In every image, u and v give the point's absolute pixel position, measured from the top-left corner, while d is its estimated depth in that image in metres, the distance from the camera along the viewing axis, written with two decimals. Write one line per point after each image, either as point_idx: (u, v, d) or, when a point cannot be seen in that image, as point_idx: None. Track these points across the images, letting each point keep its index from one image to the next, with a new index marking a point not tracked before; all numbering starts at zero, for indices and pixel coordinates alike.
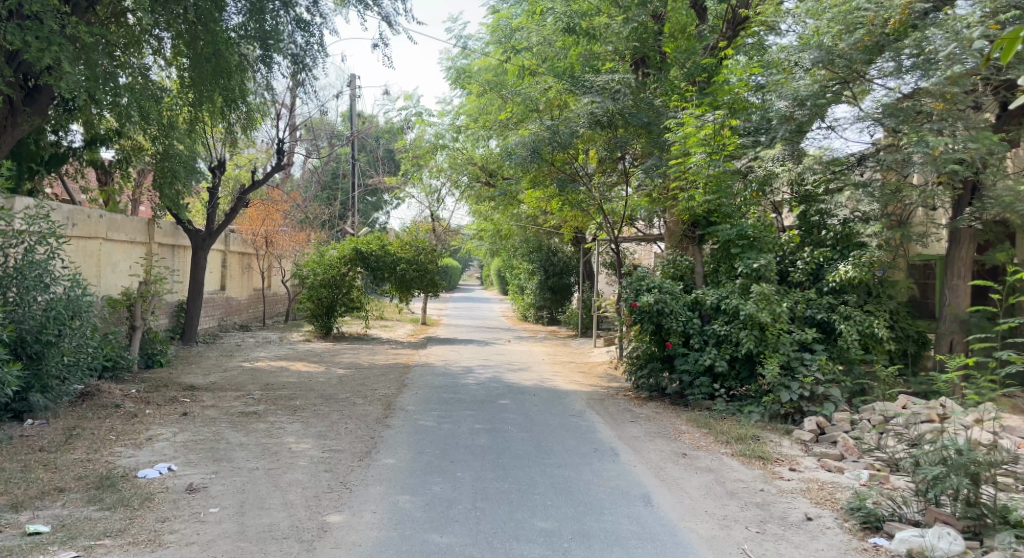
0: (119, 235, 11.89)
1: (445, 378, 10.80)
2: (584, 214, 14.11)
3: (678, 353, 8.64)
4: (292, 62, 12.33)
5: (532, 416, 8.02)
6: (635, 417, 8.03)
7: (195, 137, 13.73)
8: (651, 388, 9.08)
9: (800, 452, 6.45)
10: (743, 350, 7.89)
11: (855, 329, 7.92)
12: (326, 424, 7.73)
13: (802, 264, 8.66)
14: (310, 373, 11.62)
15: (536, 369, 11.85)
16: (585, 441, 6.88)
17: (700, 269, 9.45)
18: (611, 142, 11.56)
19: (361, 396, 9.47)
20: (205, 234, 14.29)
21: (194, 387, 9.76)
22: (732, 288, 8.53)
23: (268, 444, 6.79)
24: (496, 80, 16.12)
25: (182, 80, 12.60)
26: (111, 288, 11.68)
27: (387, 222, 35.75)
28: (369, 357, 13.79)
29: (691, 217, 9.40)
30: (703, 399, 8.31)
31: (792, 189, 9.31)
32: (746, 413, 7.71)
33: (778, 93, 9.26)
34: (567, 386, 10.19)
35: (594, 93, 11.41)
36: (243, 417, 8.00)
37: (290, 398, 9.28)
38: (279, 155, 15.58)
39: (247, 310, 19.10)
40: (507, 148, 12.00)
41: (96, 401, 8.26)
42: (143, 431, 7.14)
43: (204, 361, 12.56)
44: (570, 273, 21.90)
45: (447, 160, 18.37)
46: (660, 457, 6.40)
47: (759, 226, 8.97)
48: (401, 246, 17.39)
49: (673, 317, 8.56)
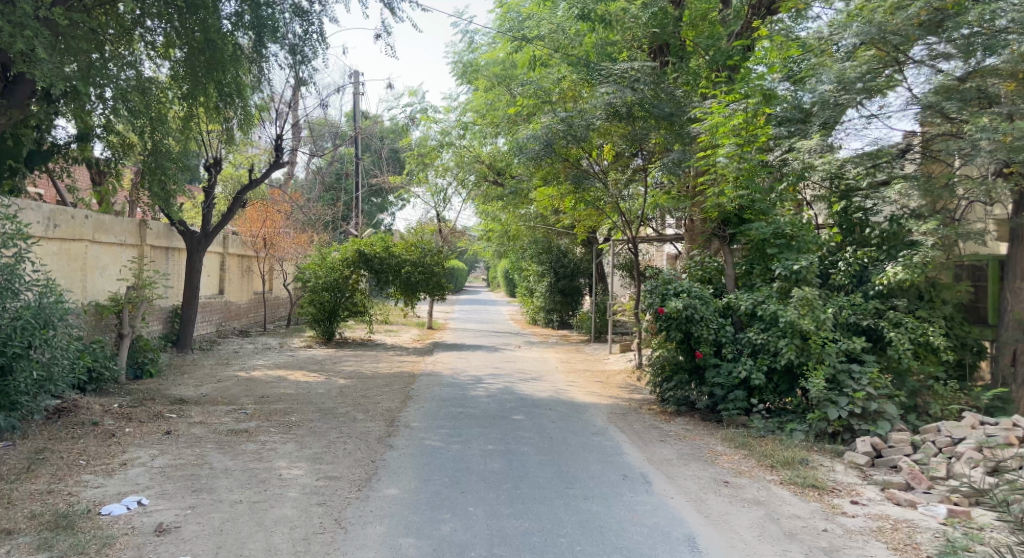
0: (107, 236, 11.24)
1: (453, 389, 10.05)
2: (599, 213, 13.38)
3: (709, 364, 7.84)
4: (290, 52, 11.66)
5: (550, 434, 7.26)
6: (664, 436, 7.27)
7: (190, 134, 13.07)
8: (680, 402, 8.27)
9: (858, 480, 5.68)
10: (783, 361, 7.13)
11: (907, 337, 7.15)
12: (322, 445, 6.99)
13: (844, 265, 7.95)
14: (309, 383, 10.89)
15: (550, 379, 11.09)
16: (612, 466, 6.13)
17: (730, 271, 8.62)
18: (630, 136, 10.77)
19: (362, 410, 8.73)
20: (201, 235, 13.61)
21: (183, 401, 9.04)
22: (768, 292, 7.80)
23: (256, 470, 6.05)
24: (505, 73, 15.38)
25: (176, 74, 11.91)
26: (99, 294, 11.01)
27: (390, 224, 34.98)
28: (372, 365, 13.05)
29: (720, 215, 8.77)
30: (738, 414, 7.52)
31: (831, 184, 8.46)
32: (788, 431, 6.92)
33: (820, 77, 8.52)
34: (584, 398, 9.41)
35: (612, 83, 10.68)
36: (230, 437, 7.26)
37: (286, 413, 8.55)
38: (278, 153, 14.86)
39: (247, 314, 18.43)
40: (518, 142, 11.33)
41: (72, 417, 7.55)
42: (118, 454, 6.42)
43: (197, 370, 11.86)
44: (581, 274, 21.04)
45: (454, 158, 17.72)
46: (698, 485, 5.64)
47: (798, 223, 8.25)
48: (406, 247, 16.57)
49: (703, 325, 7.84)
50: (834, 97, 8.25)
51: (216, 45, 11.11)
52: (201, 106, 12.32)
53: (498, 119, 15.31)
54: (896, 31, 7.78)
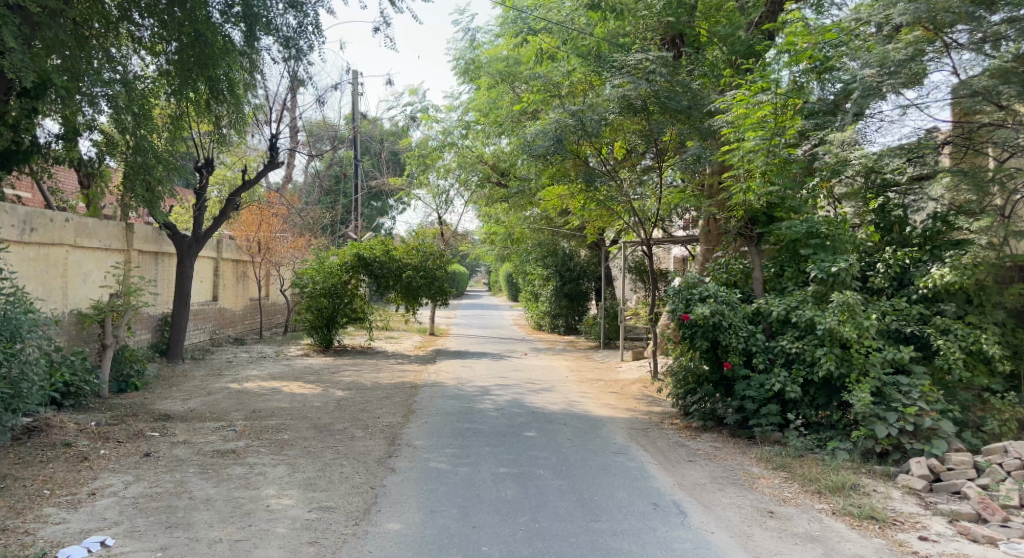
0: (90, 241, 10.64)
1: (458, 402, 9.39)
2: (609, 213, 12.76)
3: (738, 375, 7.19)
4: (283, 46, 11.17)
5: (567, 454, 6.62)
6: (692, 456, 6.63)
7: (182, 134, 12.48)
8: (706, 416, 7.61)
9: (920, 509, 5.05)
10: (823, 372, 6.48)
11: (958, 345, 6.50)
12: (316, 469, 6.34)
13: (883, 267, 7.27)
14: (305, 396, 10.23)
15: (562, 389, 10.43)
16: (639, 494, 5.49)
17: (759, 274, 8.03)
18: (645, 130, 10.21)
19: (360, 427, 8.07)
20: (192, 239, 12.98)
21: (168, 417, 8.39)
22: (802, 297, 7.18)
23: (242, 500, 5.40)
24: (508, 69, 14.65)
25: (164, 70, 11.29)
26: (81, 302, 10.38)
27: (391, 228, 34.34)
28: (372, 375, 12.39)
29: (748, 214, 8.26)
30: (772, 431, 6.86)
31: (867, 179, 7.77)
32: (831, 450, 6.26)
33: (862, 61, 7.85)
34: (600, 411, 8.74)
35: (625, 74, 10.10)
36: (215, 459, 6.60)
37: (278, 430, 7.90)
38: (273, 153, 14.19)
39: (242, 321, 17.78)
40: (525, 139, 10.72)
41: (43, 437, 6.91)
42: (88, 483, 5.77)
43: (187, 382, 11.20)
44: (586, 277, 20.48)
45: (456, 158, 17.14)
46: (740, 517, 5.00)
47: (834, 221, 7.57)
48: (407, 251, 15.94)
49: (732, 333, 7.18)
50: (874, 82, 7.57)
51: (207, 38, 10.53)
52: (192, 103, 11.72)
53: (503, 118, 14.74)
54: (947, 8, 7.19)
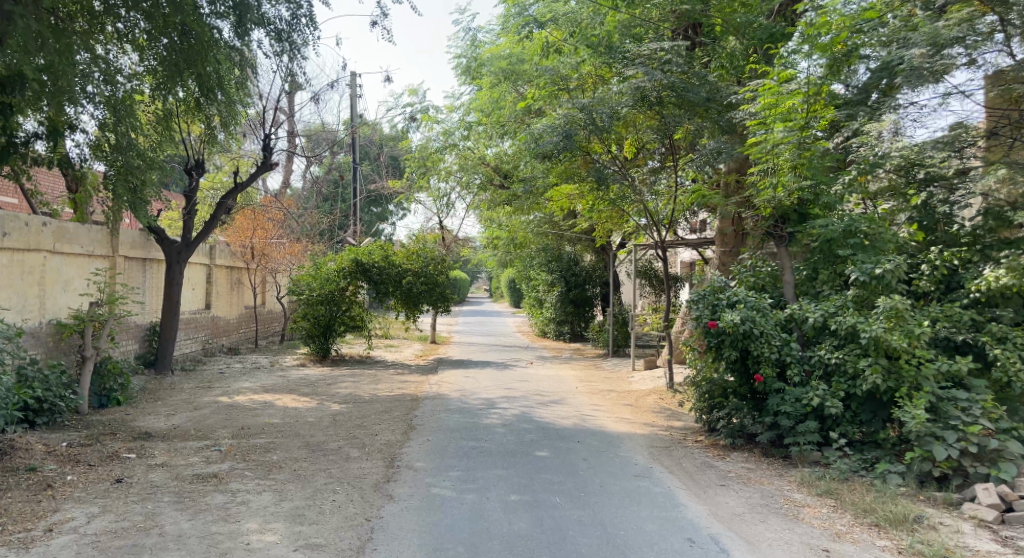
0: (71, 246, 10.03)
1: (463, 416, 8.72)
2: (620, 214, 12.13)
3: (771, 388, 6.55)
4: (275, 39, 10.56)
5: (585, 478, 5.96)
6: (724, 479, 5.98)
7: (170, 134, 11.87)
8: (734, 434, 6.94)
9: (997, 546, 4.40)
10: (868, 386, 5.83)
11: (1017, 354, 5.85)
12: (305, 497, 5.67)
13: (928, 268, 6.55)
14: (299, 410, 9.56)
15: (573, 402, 9.75)
16: (671, 527, 4.84)
17: (789, 277, 7.32)
18: (660, 124, 9.60)
19: (357, 446, 7.39)
20: (181, 245, 12.33)
21: (148, 436, 7.72)
22: (841, 302, 6.52)
23: (219, 536, 4.75)
24: (512, 68, 13.94)
25: (149, 67, 10.64)
26: (60, 311, 9.76)
27: (391, 233, 33.66)
28: (370, 386, 11.72)
29: (778, 211, 7.54)
30: (811, 450, 6.17)
31: (908, 174, 7.30)
32: (881, 474, 5.61)
33: (907, 42, 7.44)
34: (616, 427, 8.07)
35: (639, 65, 9.51)
36: (194, 485, 5.93)
37: (267, 450, 7.24)
38: (266, 154, 13.47)
39: (236, 330, 17.12)
40: (532, 136, 10.09)
41: (5, 461, 6.26)
42: (47, 517, 5.11)
43: (174, 395, 10.54)
44: (592, 282, 19.79)
45: (457, 160, 16.54)
46: (791, 555, 4.34)
47: (874, 218, 6.86)
48: (408, 256, 15.29)
49: (764, 342, 6.52)
50: (926, 63, 7.11)
51: (196, 32, 9.88)
52: (180, 100, 11.10)
53: (506, 118, 14.09)
54: None
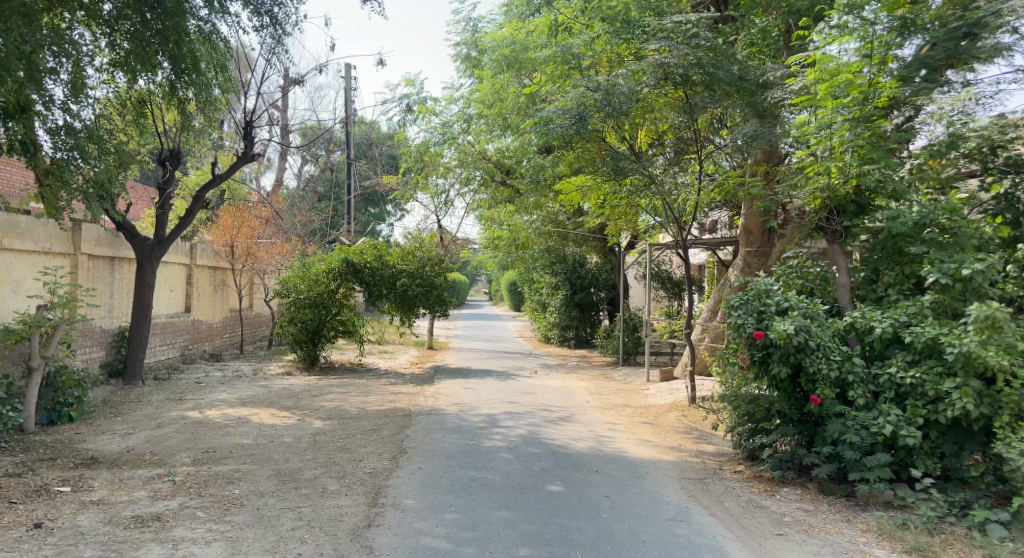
0: (23, 242, 8.99)
1: (461, 437, 7.62)
2: (633, 209, 11.06)
3: (830, 413, 5.44)
4: (254, 13, 9.47)
5: (611, 524, 4.87)
6: (781, 526, 4.89)
7: (143, 123, 10.77)
8: (783, 465, 5.84)
9: None
10: (956, 413, 4.76)
11: None
12: (265, 548, 4.57)
13: (1015, 269, 5.48)
14: (275, 428, 8.43)
15: (584, 419, 8.67)
16: None
17: (844, 278, 6.25)
18: (686, 106, 8.51)
19: (336, 476, 6.29)
20: (153, 243, 11.20)
21: (93, 463, 6.59)
22: (915, 309, 5.46)
23: None
24: (515, 55, 12.82)
25: (114, 45, 9.34)
26: (8, 315, 8.75)
27: (388, 234, 32.49)
28: (359, 399, 10.63)
29: (833, 203, 6.27)
30: (884, 490, 5.09)
31: (986, 158, 6.38)
32: (982, 525, 4.51)
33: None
34: (637, 451, 6.99)
35: (662, 40, 8.40)
36: (131, 532, 4.82)
37: (230, 481, 6.13)
38: (246, 144, 12.29)
39: (219, 335, 16.01)
40: (541, 120, 8.98)
41: None
42: None
43: (138, 410, 9.41)
44: (597, 286, 18.60)
45: (456, 155, 15.39)
46: None
47: (950, 210, 5.79)
48: (402, 256, 14.25)
49: (821, 356, 5.41)
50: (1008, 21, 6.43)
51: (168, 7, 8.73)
52: (148, 82, 9.93)
53: (507, 110, 12.68)
54: None
